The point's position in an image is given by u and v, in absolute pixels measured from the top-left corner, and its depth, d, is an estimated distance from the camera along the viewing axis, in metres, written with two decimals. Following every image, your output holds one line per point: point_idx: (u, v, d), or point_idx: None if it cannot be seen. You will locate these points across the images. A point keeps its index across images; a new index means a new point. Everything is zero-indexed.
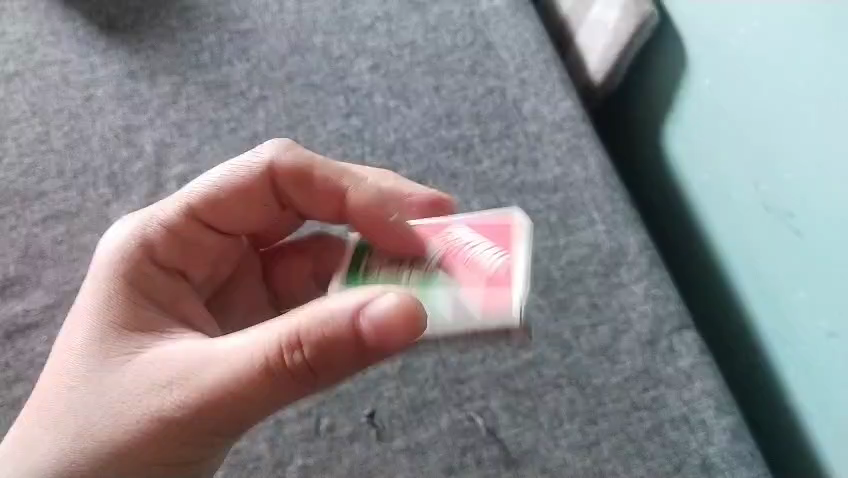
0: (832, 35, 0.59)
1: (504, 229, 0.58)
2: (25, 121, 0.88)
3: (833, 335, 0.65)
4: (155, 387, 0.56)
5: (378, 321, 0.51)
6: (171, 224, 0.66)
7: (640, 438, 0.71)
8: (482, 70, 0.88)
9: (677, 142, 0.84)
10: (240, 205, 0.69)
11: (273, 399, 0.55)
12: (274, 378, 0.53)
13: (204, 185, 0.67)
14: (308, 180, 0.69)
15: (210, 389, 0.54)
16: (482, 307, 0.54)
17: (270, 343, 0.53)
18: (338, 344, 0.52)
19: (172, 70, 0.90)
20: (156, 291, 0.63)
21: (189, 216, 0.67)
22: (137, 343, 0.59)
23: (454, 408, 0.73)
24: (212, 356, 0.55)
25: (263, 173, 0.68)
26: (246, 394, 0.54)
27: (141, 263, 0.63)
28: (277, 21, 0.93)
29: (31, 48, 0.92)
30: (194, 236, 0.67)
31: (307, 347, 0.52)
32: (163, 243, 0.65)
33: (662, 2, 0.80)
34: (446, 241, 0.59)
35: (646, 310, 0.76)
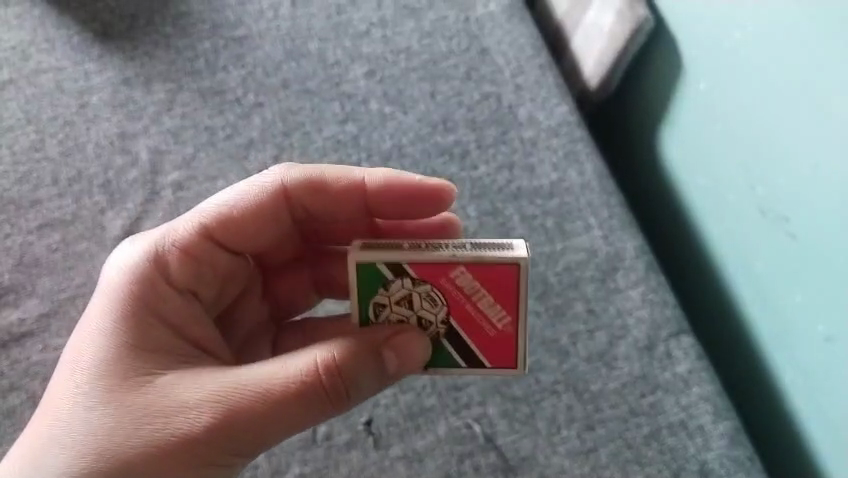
0: (830, 38, 0.59)
1: (508, 286, 0.57)
2: (20, 129, 0.88)
3: (830, 339, 0.65)
4: (178, 406, 0.56)
5: (406, 350, 0.57)
6: (184, 243, 0.64)
7: (638, 444, 0.71)
8: (478, 76, 0.88)
9: (674, 145, 0.84)
10: (251, 225, 0.67)
11: (293, 421, 0.56)
12: (299, 397, 0.55)
13: (217, 204, 0.66)
14: (324, 188, 0.69)
15: (235, 407, 0.55)
16: (488, 362, 0.61)
17: (302, 367, 0.56)
18: (364, 365, 0.57)
19: (167, 76, 0.90)
20: (171, 309, 0.62)
21: (201, 234, 0.65)
22: (158, 364, 0.59)
23: (451, 415, 0.73)
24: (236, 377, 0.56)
25: (274, 193, 0.67)
26: (274, 416, 0.55)
27: (156, 281, 0.62)
28: (271, 27, 0.93)
29: (25, 56, 0.92)
30: (205, 255, 0.65)
31: (335, 368, 0.56)
32: (177, 262, 0.64)
33: (656, 6, 0.79)
34: (450, 291, 0.57)
35: (643, 316, 0.75)
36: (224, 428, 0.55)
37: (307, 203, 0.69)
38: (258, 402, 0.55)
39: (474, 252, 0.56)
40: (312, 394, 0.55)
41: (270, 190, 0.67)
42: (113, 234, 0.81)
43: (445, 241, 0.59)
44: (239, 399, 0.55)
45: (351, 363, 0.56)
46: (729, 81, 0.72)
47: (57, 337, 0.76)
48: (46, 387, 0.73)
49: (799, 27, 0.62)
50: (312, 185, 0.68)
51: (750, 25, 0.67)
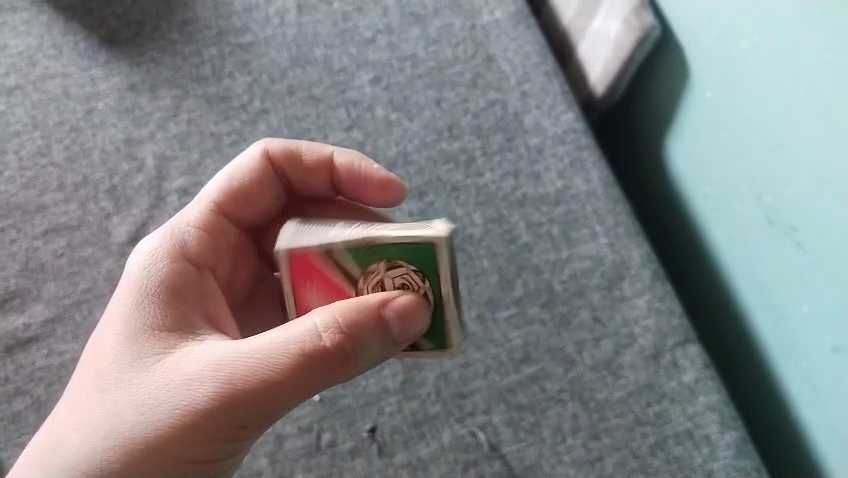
0: (835, 52, 0.59)
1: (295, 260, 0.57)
2: (26, 134, 0.88)
3: (838, 350, 0.64)
4: (182, 383, 0.54)
5: (399, 313, 0.52)
6: (198, 223, 0.67)
7: (643, 453, 0.70)
8: (483, 83, 0.88)
9: (680, 155, 0.83)
10: (257, 197, 0.71)
11: (301, 391, 0.54)
12: (303, 369, 0.53)
13: (222, 182, 0.70)
14: (299, 160, 0.71)
15: (238, 382, 0.53)
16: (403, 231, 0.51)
17: (303, 334, 0.53)
18: (367, 334, 0.53)
19: (173, 83, 0.90)
20: (186, 285, 0.62)
21: (212, 211, 0.68)
22: (167, 343, 0.58)
23: (456, 423, 0.72)
24: (238, 351, 0.54)
25: (260, 164, 0.71)
26: (278, 384, 0.53)
27: (175, 259, 0.63)
28: (277, 34, 0.93)
29: (32, 62, 0.92)
30: (220, 230, 0.68)
31: (336, 339, 0.52)
32: (193, 241, 0.65)
33: (664, 15, 0.79)
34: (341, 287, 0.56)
35: (648, 325, 0.75)
36: (229, 402, 0.53)
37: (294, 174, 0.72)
38: (261, 376, 0.53)
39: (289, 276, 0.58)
40: (319, 365, 0.53)
41: (261, 162, 0.71)
42: (119, 239, 0.81)
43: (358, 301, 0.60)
44: (241, 374, 0.53)
45: (354, 336, 0.52)
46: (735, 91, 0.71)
47: (62, 343, 0.76)
48: (51, 393, 0.74)
49: (804, 36, 0.62)
50: (293, 155, 0.71)
51: (755, 34, 0.67)
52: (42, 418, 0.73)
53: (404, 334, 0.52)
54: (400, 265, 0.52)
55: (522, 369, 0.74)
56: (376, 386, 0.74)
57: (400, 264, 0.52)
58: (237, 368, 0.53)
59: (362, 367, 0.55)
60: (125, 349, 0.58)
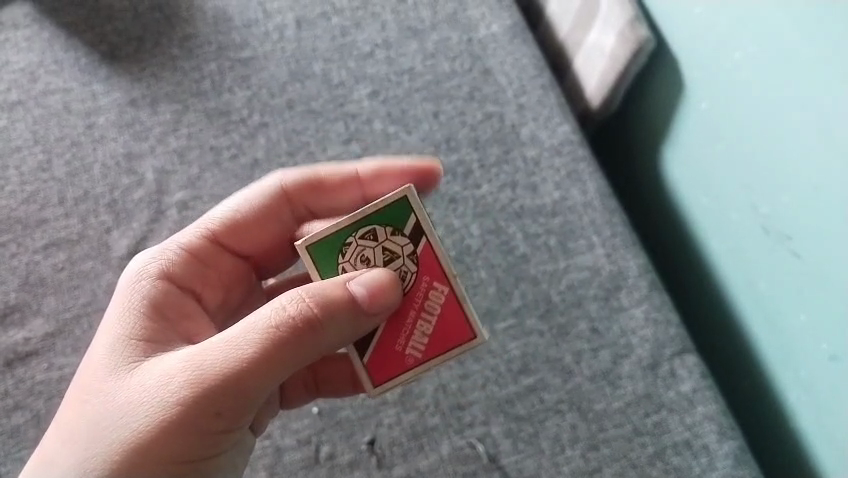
0: (829, 61, 0.59)
1: (379, 368, 0.60)
2: (27, 149, 0.89)
3: (835, 358, 0.64)
4: (158, 379, 0.55)
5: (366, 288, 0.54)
6: (192, 247, 0.67)
7: (642, 464, 0.70)
8: (480, 96, 0.89)
9: (677, 167, 0.84)
10: (261, 225, 0.71)
11: (274, 371, 0.54)
12: (272, 346, 0.53)
13: (226, 210, 0.70)
14: (315, 188, 0.71)
15: (211, 370, 0.53)
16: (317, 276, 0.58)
17: (271, 318, 0.53)
18: (333, 307, 0.54)
19: (173, 98, 0.91)
20: (167, 301, 0.62)
21: (209, 236, 0.69)
22: (145, 350, 0.58)
23: (455, 435, 0.72)
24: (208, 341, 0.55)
25: (274, 194, 0.71)
26: (252, 370, 0.53)
27: (161, 279, 0.63)
28: (276, 49, 0.94)
29: (34, 78, 0.93)
30: (210, 256, 0.68)
31: (304, 315, 0.53)
32: (179, 265, 0.65)
33: (658, 27, 0.80)
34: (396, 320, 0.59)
35: (646, 335, 0.75)
36: (206, 393, 0.53)
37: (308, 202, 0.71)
38: (234, 360, 0.53)
39: (395, 382, 0.61)
40: (290, 342, 0.53)
41: (271, 193, 0.71)
42: (118, 253, 0.82)
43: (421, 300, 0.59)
44: (217, 361, 0.53)
45: (322, 308, 0.54)
46: (732, 103, 0.72)
47: (62, 356, 0.76)
48: (50, 406, 0.74)
49: (796, 46, 0.62)
50: (308, 187, 0.71)
51: (750, 45, 0.68)
52: (42, 432, 0.73)
53: (373, 303, 0.54)
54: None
55: (521, 380, 0.75)
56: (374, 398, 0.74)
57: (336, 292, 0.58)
58: (208, 356, 0.54)
59: (335, 344, 0.56)
60: (104, 360, 0.58)
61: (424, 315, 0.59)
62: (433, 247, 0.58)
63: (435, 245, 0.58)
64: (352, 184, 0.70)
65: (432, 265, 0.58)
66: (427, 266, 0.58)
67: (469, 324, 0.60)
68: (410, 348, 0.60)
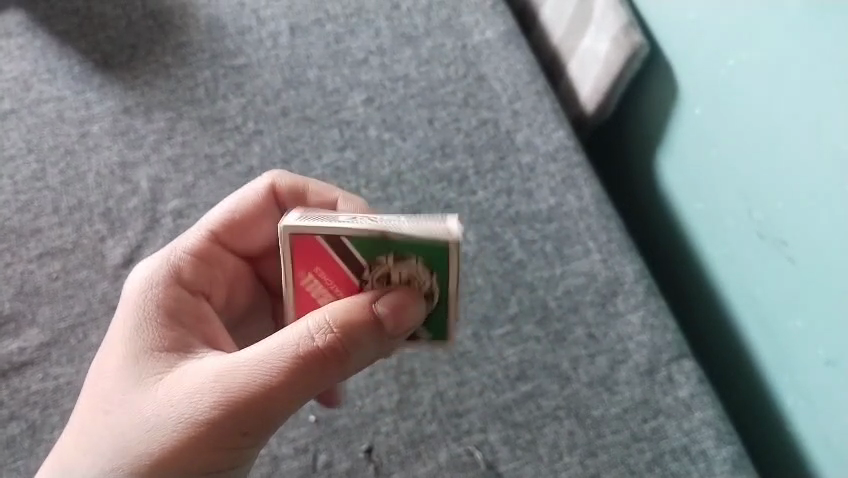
0: (822, 67, 0.60)
1: (303, 241, 0.54)
2: (21, 158, 0.88)
3: (831, 363, 0.64)
4: (183, 393, 0.54)
5: (392, 312, 0.53)
6: (194, 249, 0.67)
7: (640, 469, 0.71)
8: (475, 102, 0.89)
9: (671, 172, 0.84)
10: (255, 226, 0.70)
11: (301, 392, 0.53)
12: (300, 366, 0.53)
13: (220, 213, 0.70)
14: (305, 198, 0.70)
15: (239, 389, 0.53)
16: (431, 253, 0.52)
17: (300, 339, 0.53)
18: (360, 331, 0.53)
19: (168, 105, 0.91)
20: (182, 308, 0.62)
21: (207, 238, 0.68)
22: (167, 362, 0.58)
23: (452, 442, 0.72)
24: (235, 357, 0.54)
25: (264, 196, 0.70)
26: (277, 388, 0.53)
27: (171, 285, 0.63)
28: (270, 56, 0.94)
29: (27, 86, 0.92)
30: (215, 259, 0.68)
31: (331, 338, 0.53)
32: (188, 268, 0.65)
33: (652, 33, 0.80)
34: (335, 272, 0.55)
35: (643, 340, 0.75)
36: (231, 410, 0.53)
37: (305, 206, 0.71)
38: (260, 381, 0.53)
39: (284, 256, 0.55)
40: (317, 364, 0.53)
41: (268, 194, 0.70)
42: (113, 262, 0.81)
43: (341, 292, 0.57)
44: (244, 380, 0.53)
45: (347, 330, 0.53)
46: (725, 109, 0.72)
47: (57, 367, 0.76)
48: (46, 417, 0.73)
49: (789, 53, 0.63)
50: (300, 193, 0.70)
51: (742, 52, 0.68)
52: (37, 443, 0.72)
53: (401, 321, 0.53)
54: (410, 259, 0.53)
55: (518, 386, 0.74)
56: (372, 406, 0.74)
57: (411, 258, 0.53)
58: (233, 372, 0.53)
59: (361, 363, 0.55)
60: (124, 367, 0.58)
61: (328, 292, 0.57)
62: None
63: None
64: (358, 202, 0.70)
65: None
66: None
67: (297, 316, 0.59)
68: (306, 277, 0.57)
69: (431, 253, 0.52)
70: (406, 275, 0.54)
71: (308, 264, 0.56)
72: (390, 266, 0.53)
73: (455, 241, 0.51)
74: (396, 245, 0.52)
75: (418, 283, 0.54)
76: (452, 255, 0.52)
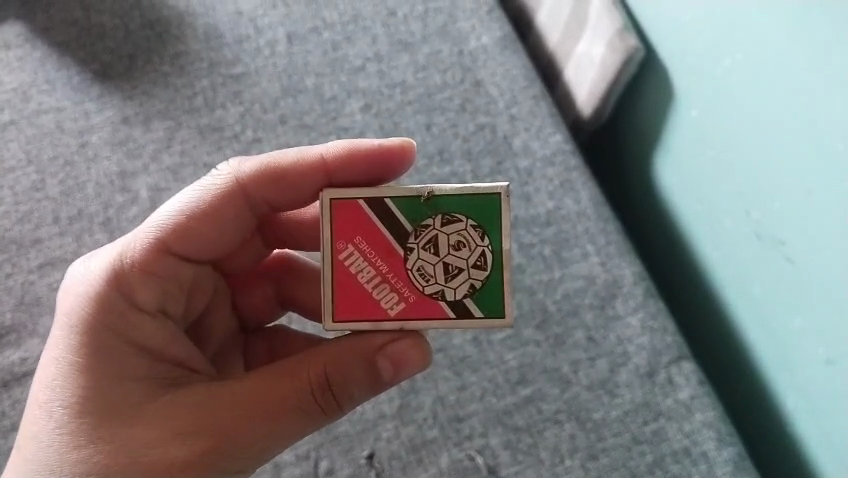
0: (817, 68, 0.60)
1: (348, 206, 0.53)
2: (21, 169, 0.89)
3: (831, 363, 0.64)
4: (168, 430, 0.54)
5: (398, 358, 0.54)
6: (144, 263, 0.59)
7: (641, 472, 0.71)
8: (472, 107, 0.89)
9: (669, 174, 0.84)
10: (213, 229, 0.63)
11: (286, 431, 0.55)
12: (289, 416, 0.55)
13: (171, 217, 0.61)
14: (271, 178, 0.64)
15: (238, 419, 0.54)
16: (491, 220, 0.52)
17: (304, 373, 0.55)
18: (359, 374, 0.55)
19: (166, 115, 0.91)
20: (135, 327, 0.58)
21: (158, 251, 0.60)
22: (138, 390, 0.55)
23: (454, 447, 0.72)
24: (224, 403, 0.55)
25: (228, 193, 0.63)
26: (275, 420, 0.54)
27: (122, 305, 0.58)
28: (269, 64, 0.94)
29: (26, 97, 0.93)
30: (170, 272, 0.61)
31: (331, 376, 0.55)
32: (139, 285, 0.59)
33: (647, 36, 0.81)
34: (379, 247, 0.53)
35: (643, 343, 0.75)
36: (227, 440, 0.54)
37: (268, 195, 0.65)
38: (260, 411, 0.54)
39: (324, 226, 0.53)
40: (303, 415, 0.55)
41: (229, 187, 0.63)
42: None
43: (392, 280, 0.53)
44: (243, 410, 0.54)
45: (348, 369, 0.55)
46: (723, 109, 0.72)
47: None
48: None
49: (784, 55, 0.63)
50: (267, 177, 0.63)
51: (738, 53, 0.68)
52: None
53: (402, 373, 0.54)
54: (458, 220, 0.52)
55: (518, 390, 0.75)
56: (373, 412, 0.74)
57: (460, 218, 0.52)
58: (223, 419, 0.54)
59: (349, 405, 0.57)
60: (89, 406, 0.54)
61: (377, 282, 0.53)
62: (443, 314, 0.53)
63: (435, 320, 0.53)
64: (320, 169, 0.63)
65: (419, 306, 0.53)
66: (421, 310, 0.53)
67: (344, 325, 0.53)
68: (345, 251, 0.53)
69: (484, 207, 0.52)
70: (463, 238, 0.52)
71: (351, 236, 0.53)
72: (438, 228, 0.52)
73: (505, 192, 0.52)
74: (443, 202, 0.52)
75: (468, 248, 0.52)
76: (508, 215, 0.52)
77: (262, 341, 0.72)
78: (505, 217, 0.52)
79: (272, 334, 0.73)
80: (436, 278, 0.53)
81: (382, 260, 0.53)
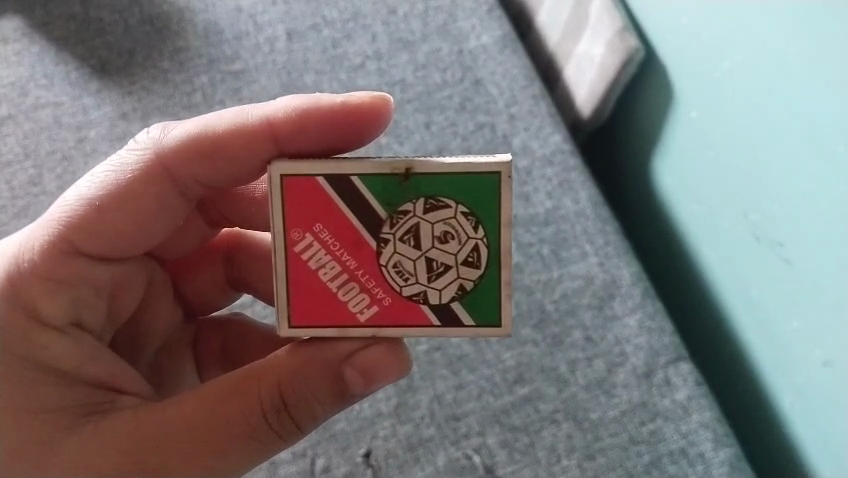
0: (817, 69, 0.60)
1: (303, 189, 0.49)
2: (18, 164, 0.88)
3: (828, 364, 0.64)
4: (104, 452, 0.54)
5: (366, 367, 0.52)
6: (42, 269, 0.57)
7: (638, 472, 0.71)
8: (472, 106, 0.89)
9: (668, 175, 0.84)
10: (129, 226, 0.59)
11: (240, 449, 0.54)
12: (236, 440, 0.54)
13: (79, 214, 0.57)
14: (196, 166, 0.59)
15: (185, 438, 0.54)
16: (489, 205, 0.48)
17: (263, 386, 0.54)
18: (322, 386, 0.53)
19: (164, 111, 0.91)
20: (35, 341, 0.55)
21: (61, 255, 0.57)
22: (55, 412, 0.55)
23: (451, 446, 0.72)
24: (160, 424, 0.54)
25: (145, 186, 0.59)
26: (227, 436, 0.54)
27: (19, 318, 0.56)
28: (268, 61, 0.94)
29: (24, 92, 0.92)
30: (77, 276, 0.58)
31: (291, 388, 0.53)
32: (37, 294, 0.56)
33: (647, 37, 0.81)
34: (340, 241, 0.50)
35: (640, 343, 0.76)
36: (173, 459, 0.53)
37: (197, 173, 0.60)
38: (210, 429, 0.54)
39: (275, 211, 0.49)
40: (253, 439, 0.54)
41: (147, 167, 0.59)
42: None
43: (357, 278, 0.50)
44: (191, 428, 0.54)
45: (311, 381, 0.53)
46: (721, 110, 0.72)
47: None
48: None
49: (783, 56, 0.63)
50: (191, 164, 0.59)
51: (738, 55, 0.68)
52: None
53: (373, 383, 0.53)
54: (447, 206, 0.48)
55: (516, 390, 0.75)
56: (370, 410, 0.74)
57: (446, 204, 0.48)
58: (162, 447, 0.54)
59: (316, 416, 0.55)
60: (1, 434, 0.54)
61: (342, 278, 0.50)
62: (427, 319, 0.51)
63: (414, 324, 0.51)
64: (268, 135, 0.57)
65: (397, 311, 0.51)
66: (396, 316, 0.51)
67: (308, 324, 0.51)
68: (303, 240, 0.50)
69: (477, 190, 0.48)
70: (453, 228, 0.49)
71: (305, 224, 0.50)
72: (419, 215, 0.49)
73: (507, 172, 0.47)
74: (424, 184, 0.48)
75: (457, 240, 0.49)
76: (509, 199, 0.48)
77: (217, 337, 0.72)
78: (505, 202, 0.48)
79: (224, 324, 0.73)
80: (416, 275, 0.50)
81: (344, 256, 0.50)
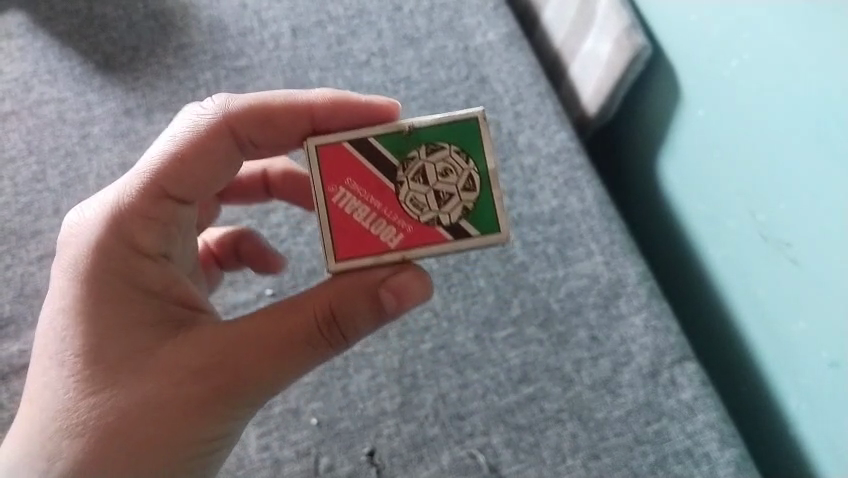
0: (824, 69, 0.59)
1: (335, 153, 0.52)
2: (21, 160, 0.88)
3: (835, 365, 0.64)
4: (187, 363, 0.53)
5: (402, 290, 0.53)
6: (137, 205, 0.57)
7: (643, 472, 0.71)
8: (477, 104, 0.89)
9: (672, 173, 0.84)
10: (208, 170, 0.60)
11: (298, 361, 0.54)
12: (299, 352, 0.54)
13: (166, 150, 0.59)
14: (263, 119, 0.61)
15: (252, 349, 0.53)
16: (477, 142, 0.51)
17: (311, 305, 0.54)
18: (364, 306, 0.53)
19: (169, 107, 0.90)
20: (133, 269, 0.55)
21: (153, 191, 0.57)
22: (148, 330, 0.54)
23: (455, 445, 0.72)
24: (234, 338, 0.54)
25: (220, 128, 0.60)
26: (287, 347, 0.54)
27: (118, 246, 0.56)
28: (272, 57, 0.93)
29: (28, 87, 0.92)
30: (170, 217, 0.58)
31: (338, 306, 0.53)
32: (137, 228, 0.56)
33: (653, 34, 0.80)
34: (371, 186, 0.52)
35: (646, 343, 0.75)
36: (246, 368, 0.53)
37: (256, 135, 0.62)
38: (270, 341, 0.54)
39: (314, 167, 0.52)
40: (308, 351, 0.54)
41: (215, 125, 0.60)
42: None
43: (387, 215, 0.52)
44: (257, 340, 0.54)
45: (355, 301, 0.53)
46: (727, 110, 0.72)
47: None
48: None
49: (789, 53, 0.63)
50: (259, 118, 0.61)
51: (744, 53, 0.68)
52: None
53: (406, 305, 0.53)
54: (441, 148, 0.51)
55: (520, 389, 0.74)
56: (374, 408, 0.74)
57: (442, 146, 0.51)
58: (238, 363, 0.53)
59: (356, 336, 0.55)
60: (96, 350, 0.53)
61: (375, 217, 0.52)
62: (443, 240, 0.52)
63: (436, 246, 0.52)
64: (308, 114, 0.61)
65: (420, 235, 0.52)
66: (422, 238, 0.52)
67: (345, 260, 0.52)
68: (337, 194, 0.52)
69: (463, 134, 0.51)
70: (451, 165, 0.51)
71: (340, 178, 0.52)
72: (423, 159, 0.52)
73: (482, 115, 0.51)
74: (423, 135, 0.52)
75: (456, 173, 0.51)
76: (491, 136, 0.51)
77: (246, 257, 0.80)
78: (487, 139, 0.51)
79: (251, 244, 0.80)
80: (430, 207, 0.52)
81: (378, 196, 0.52)
